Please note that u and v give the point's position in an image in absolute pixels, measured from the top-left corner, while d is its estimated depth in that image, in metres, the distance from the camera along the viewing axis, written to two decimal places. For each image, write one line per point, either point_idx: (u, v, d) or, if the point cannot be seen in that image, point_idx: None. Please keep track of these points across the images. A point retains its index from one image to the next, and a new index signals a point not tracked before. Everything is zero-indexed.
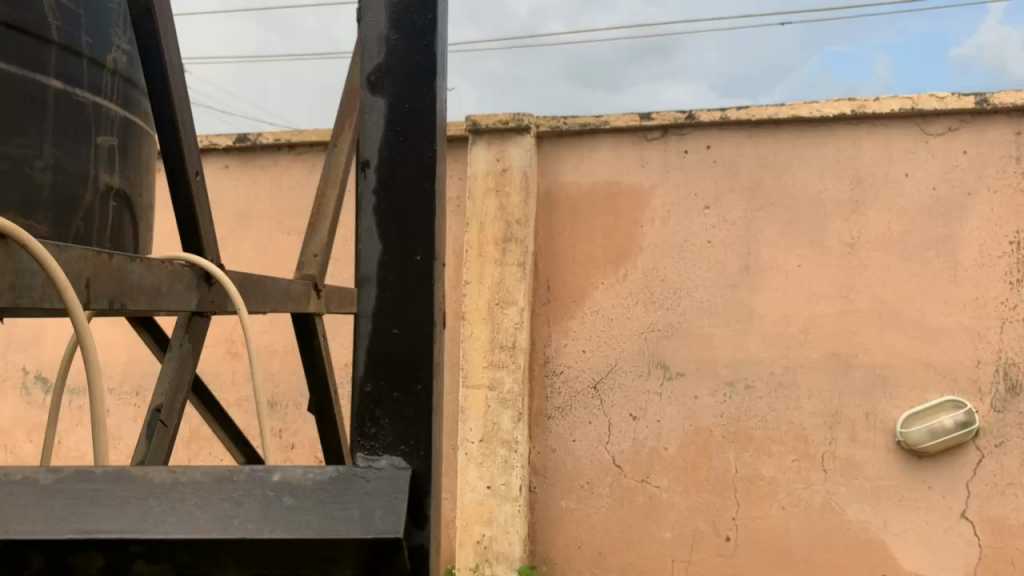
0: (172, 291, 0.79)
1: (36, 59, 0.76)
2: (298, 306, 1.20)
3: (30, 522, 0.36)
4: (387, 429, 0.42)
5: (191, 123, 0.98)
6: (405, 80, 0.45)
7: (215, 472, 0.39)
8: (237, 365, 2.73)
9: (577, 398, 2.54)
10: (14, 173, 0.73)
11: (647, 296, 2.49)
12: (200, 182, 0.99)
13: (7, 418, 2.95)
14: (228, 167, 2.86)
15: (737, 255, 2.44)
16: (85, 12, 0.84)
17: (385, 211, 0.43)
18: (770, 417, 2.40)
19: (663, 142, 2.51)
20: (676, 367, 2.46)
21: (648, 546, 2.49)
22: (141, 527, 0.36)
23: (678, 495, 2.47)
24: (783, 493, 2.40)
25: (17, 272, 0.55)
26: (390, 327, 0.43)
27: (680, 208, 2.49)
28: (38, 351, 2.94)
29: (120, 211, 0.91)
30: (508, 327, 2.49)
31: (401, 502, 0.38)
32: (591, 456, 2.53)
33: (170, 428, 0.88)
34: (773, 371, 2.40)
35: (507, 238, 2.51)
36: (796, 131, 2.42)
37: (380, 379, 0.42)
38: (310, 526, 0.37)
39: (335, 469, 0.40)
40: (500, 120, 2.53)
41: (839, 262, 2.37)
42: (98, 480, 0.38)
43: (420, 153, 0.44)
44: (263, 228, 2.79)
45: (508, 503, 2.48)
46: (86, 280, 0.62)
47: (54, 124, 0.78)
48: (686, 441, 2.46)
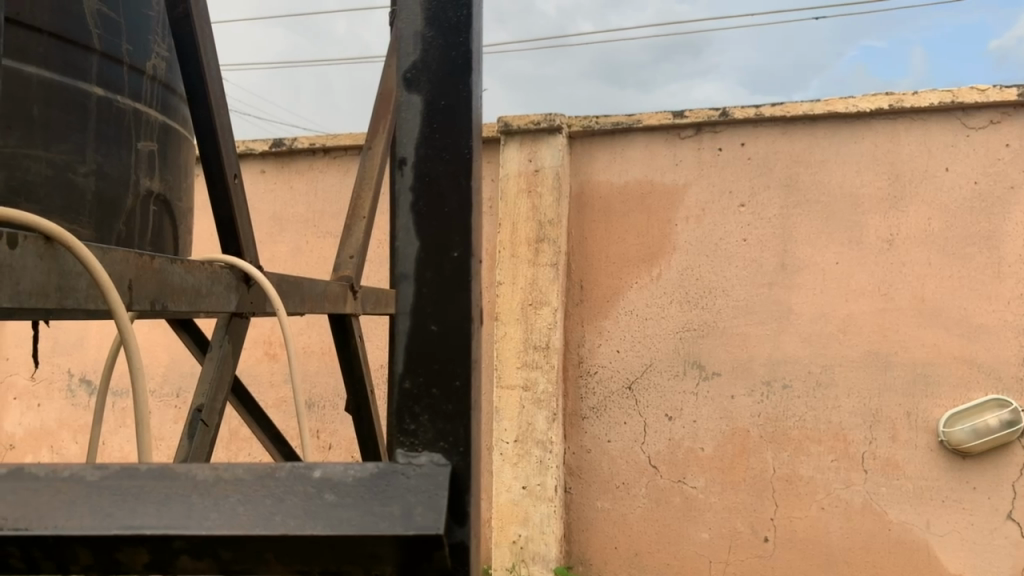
0: (212, 292, 0.80)
1: (78, 67, 0.78)
2: (334, 306, 1.21)
3: (77, 518, 0.37)
4: (426, 426, 0.42)
5: (230, 128, 0.99)
6: (442, 77, 0.44)
7: (257, 469, 0.39)
8: (275, 367, 2.76)
9: (612, 399, 2.53)
10: (58, 179, 0.74)
11: (683, 295, 2.47)
12: (238, 185, 1.00)
13: (53, 419, 3.02)
14: (264, 172, 2.90)
15: (774, 254, 2.41)
16: (125, 20, 0.86)
17: (423, 209, 0.43)
18: (809, 417, 2.37)
19: (696, 140, 2.49)
20: (711, 367, 2.44)
21: (684, 546, 2.47)
22: (184, 523, 0.36)
23: (715, 496, 2.45)
24: (822, 493, 2.37)
25: (63, 274, 0.56)
26: (428, 324, 0.43)
27: (715, 206, 2.46)
28: (82, 353, 3.01)
29: (160, 216, 0.92)
30: (542, 327, 2.49)
31: (441, 498, 0.38)
32: (626, 456, 2.52)
33: (211, 427, 0.90)
34: (811, 371, 2.37)
35: (540, 238, 2.51)
36: (832, 127, 2.39)
37: (418, 375, 0.42)
38: (350, 522, 0.37)
39: (376, 465, 0.40)
40: (532, 121, 2.53)
41: (878, 259, 2.33)
42: (142, 477, 0.39)
43: (456, 150, 0.43)
44: (298, 232, 2.83)
45: (543, 503, 2.47)
46: (128, 282, 0.63)
47: (96, 131, 0.79)
48: (723, 441, 2.43)
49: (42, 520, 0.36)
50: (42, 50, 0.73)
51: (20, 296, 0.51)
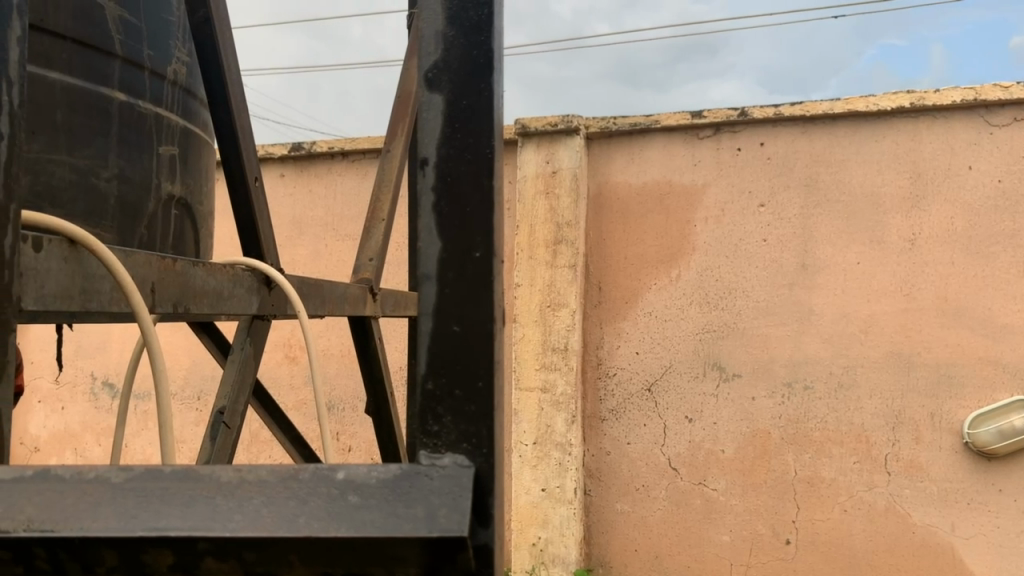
0: (234, 294, 0.80)
1: (101, 72, 0.78)
2: (354, 309, 1.21)
3: (104, 520, 0.37)
4: (449, 427, 0.41)
5: (251, 130, 0.99)
6: (464, 76, 0.43)
7: (280, 471, 0.39)
8: (295, 370, 2.77)
9: (631, 400, 2.51)
10: (81, 184, 0.75)
11: (702, 296, 2.45)
12: (259, 187, 1.00)
13: (77, 422, 3.05)
14: (284, 176, 2.91)
15: (794, 254, 2.39)
16: (147, 25, 0.87)
17: (445, 209, 0.42)
18: (831, 418, 2.35)
19: (715, 140, 2.47)
20: (732, 368, 2.42)
21: (705, 549, 2.45)
22: (209, 524, 0.36)
23: (736, 498, 2.43)
24: (845, 495, 2.34)
25: (87, 276, 0.56)
26: (451, 325, 0.42)
27: (734, 206, 2.45)
28: (105, 357, 3.04)
29: (182, 220, 0.93)
30: (560, 329, 2.49)
31: (466, 500, 0.38)
32: (646, 458, 2.50)
33: (234, 429, 0.90)
34: (832, 371, 2.35)
35: (558, 240, 2.50)
36: (852, 125, 2.37)
37: (441, 376, 0.42)
38: (374, 524, 0.37)
39: (399, 467, 0.39)
40: (549, 122, 2.52)
41: (900, 259, 2.31)
42: (166, 479, 0.39)
43: (478, 149, 0.42)
44: (318, 235, 2.84)
45: (563, 505, 2.47)
46: (151, 285, 0.64)
47: (118, 135, 0.80)
48: (744, 443, 2.42)
49: (67, 522, 0.36)
50: (65, 56, 0.74)
51: (45, 299, 0.51)
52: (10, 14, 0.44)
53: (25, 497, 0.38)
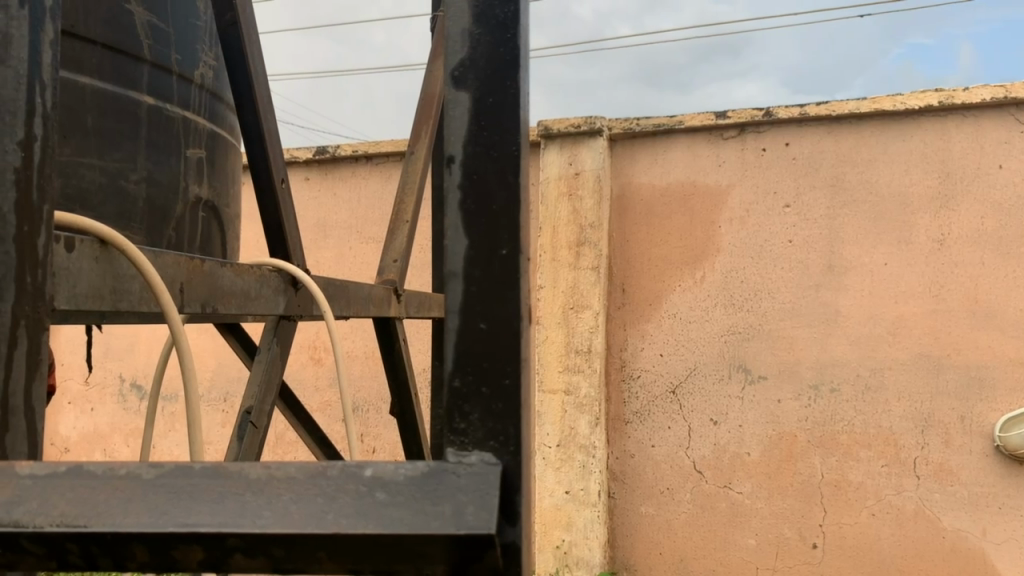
0: (260, 295, 0.81)
1: (130, 77, 0.79)
2: (379, 310, 1.22)
3: (134, 516, 0.37)
4: (476, 425, 0.41)
5: (278, 133, 1.00)
6: (489, 73, 0.43)
7: (309, 468, 0.39)
8: (320, 371, 2.79)
9: (655, 403, 2.50)
10: (111, 187, 0.76)
11: (727, 298, 2.44)
12: (286, 190, 1.01)
13: (106, 423, 3.09)
14: (308, 179, 2.93)
15: (820, 255, 2.37)
16: (175, 30, 0.88)
17: (471, 207, 0.42)
18: (858, 421, 2.32)
19: (739, 141, 2.46)
20: (757, 371, 2.40)
21: (730, 552, 2.43)
22: (237, 521, 0.36)
23: (761, 502, 2.41)
24: (872, 499, 2.31)
25: (117, 277, 0.57)
26: (477, 323, 0.42)
27: (759, 207, 2.43)
28: (133, 359, 3.08)
29: (209, 222, 0.94)
30: (583, 331, 2.48)
31: (493, 498, 0.38)
32: (671, 462, 2.49)
33: (260, 429, 0.91)
34: (859, 373, 2.32)
35: (581, 242, 2.50)
36: (879, 125, 2.34)
37: (468, 373, 0.42)
38: (402, 522, 0.37)
39: (426, 464, 0.39)
40: (572, 124, 2.52)
41: (928, 259, 2.27)
42: (196, 476, 0.39)
43: (504, 146, 0.42)
44: (342, 238, 2.86)
45: (587, 508, 2.46)
46: (180, 285, 0.64)
47: (147, 139, 0.81)
48: (770, 445, 2.39)
49: (99, 518, 0.37)
50: (94, 61, 0.75)
51: (77, 299, 0.52)
52: (44, 16, 0.45)
53: (58, 493, 0.38)
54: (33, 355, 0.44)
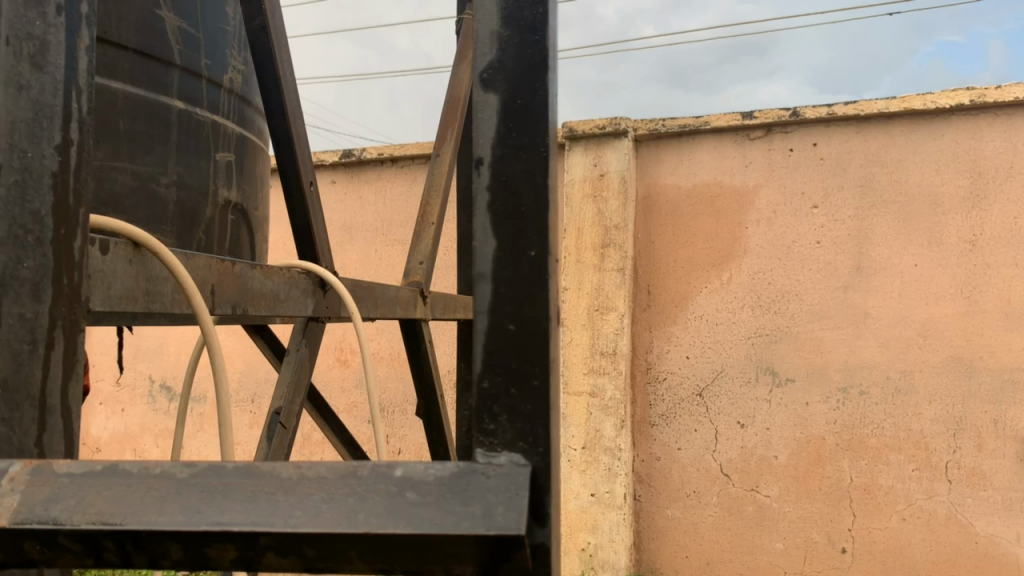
0: (290, 297, 0.82)
1: (161, 82, 0.81)
2: (405, 312, 1.23)
3: (169, 514, 0.37)
4: (505, 426, 0.41)
5: (306, 136, 1.01)
6: (519, 75, 0.43)
7: (339, 467, 0.39)
8: (346, 373, 2.81)
9: (681, 406, 2.49)
10: (142, 190, 0.77)
11: (754, 300, 2.42)
12: (314, 192, 1.02)
13: (136, 424, 3.14)
14: (335, 182, 2.95)
15: (849, 256, 2.34)
16: (204, 35, 0.89)
17: (500, 208, 0.42)
18: (888, 425, 2.29)
19: (766, 141, 2.44)
20: (785, 373, 2.38)
21: (758, 556, 2.41)
22: (270, 520, 0.37)
23: (789, 505, 2.39)
24: (903, 504, 2.28)
25: (150, 278, 0.57)
26: (506, 324, 0.42)
27: (786, 208, 2.41)
28: (162, 361, 3.12)
29: (238, 225, 0.95)
30: (609, 334, 2.48)
31: (522, 498, 0.38)
32: (697, 464, 2.47)
33: (289, 429, 0.91)
34: (889, 376, 2.29)
35: (606, 244, 2.49)
36: (909, 124, 2.31)
37: (497, 374, 0.42)
38: (432, 522, 0.37)
39: (456, 464, 0.39)
40: (597, 126, 2.52)
41: (960, 260, 2.24)
42: (229, 475, 0.39)
43: (533, 147, 0.42)
44: (368, 240, 2.87)
45: (612, 511, 2.45)
46: (211, 287, 0.65)
47: (177, 143, 0.82)
48: (798, 449, 2.37)
49: (134, 516, 0.37)
50: (127, 66, 0.77)
51: (111, 300, 0.53)
52: (80, 22, 0.46)
53: (94, 492, 0.38)
54: (71, 355, 0.45)
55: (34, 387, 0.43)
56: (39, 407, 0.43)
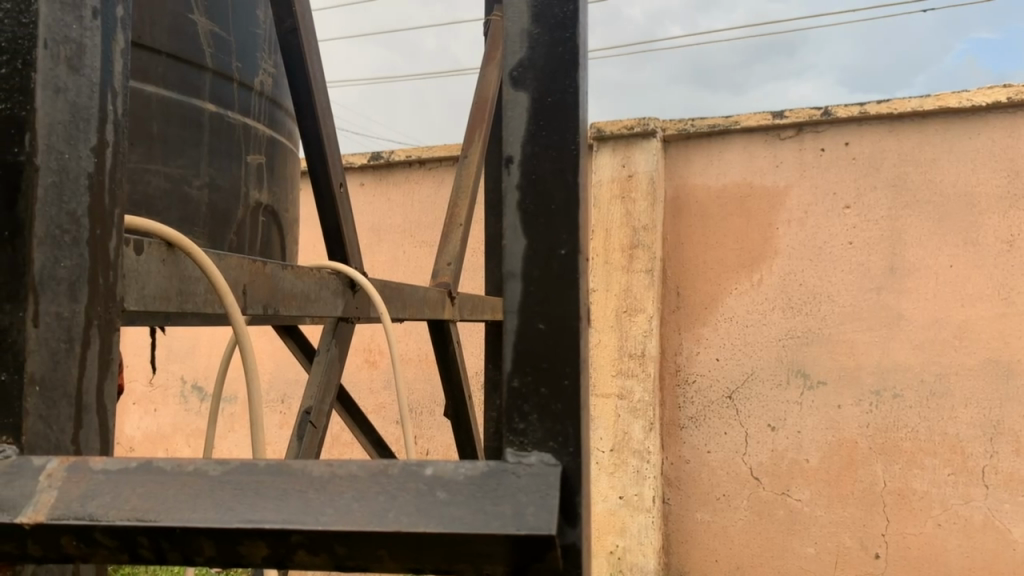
0: (320, 297, 0.82)
1: (193, 85, 0.82)
2: (434, 313, 1.23)
3: (202, 511, 0.37)
4: (535, 425, 0.41)
5: (336, 137, 1.02)
6: (549, 73, 0.42)
7: (370, 466, 0.39)
8: (375, 374, 2.83)
9: (711, 408, 2.47)
10: (175, 193, 0.78)
11: (785, 301, 2.39)
12: (344, 194, 1.02)
13: (168, 424, 3.18)
14: (364, 185, 2.97)
15: (882, 256, 2.30)
16: (235, 38, 0.90)
17: (530, 207, 0.41)
18: (922, 428, 2.25)
19: (797, 141, 2.41)
20: (817, 376, 2.35)
21: (789, 561, 2.39)
22: (302, 518, 0.37)
23: (821, 509, 2.36)
24: (938, 509, 2.24)
25: (183, 278, 0.58)
26: (536, 323, 0.41)
27: (818, 208, 2.38)
28: (194, 361, 3.16)
29: (269, 227, 0.96)
30: (637, 335, 2.46)
31: (553, 498, 0.37)
32: (727, 467, 2.45)
33: (319, 429, 0.92)
34: (923, 379, 2.25)
35: (634, 245, 2.48)
36: (944, 122, 2.27)
37: (527, 373, 0.41)
38: (463, 521, 0.36)
39: (486, 464, 0.39)
40: (625, 126, 2.50)
41: (996, 261, 2.20)
42: (262, 473, 0.39)
43: (563, 146, 0.41)
44: (396, 243, 2.89)
45: (641, 513, 2.44)
46: (243, 287, 0.66)
47: (209, 145, 0.83)
48: (830, 452, 2.34)
49: (169, 513, 0.37)
50: (161, 70, 0.78)
51: (146, 299, 0.53)
52: (115, 26, 0.47)
53: (129, 489, 0.39)
54: (106, 354, 0.46)
55: (71, 385, 0.43)
56: (76, 404, 0.43)
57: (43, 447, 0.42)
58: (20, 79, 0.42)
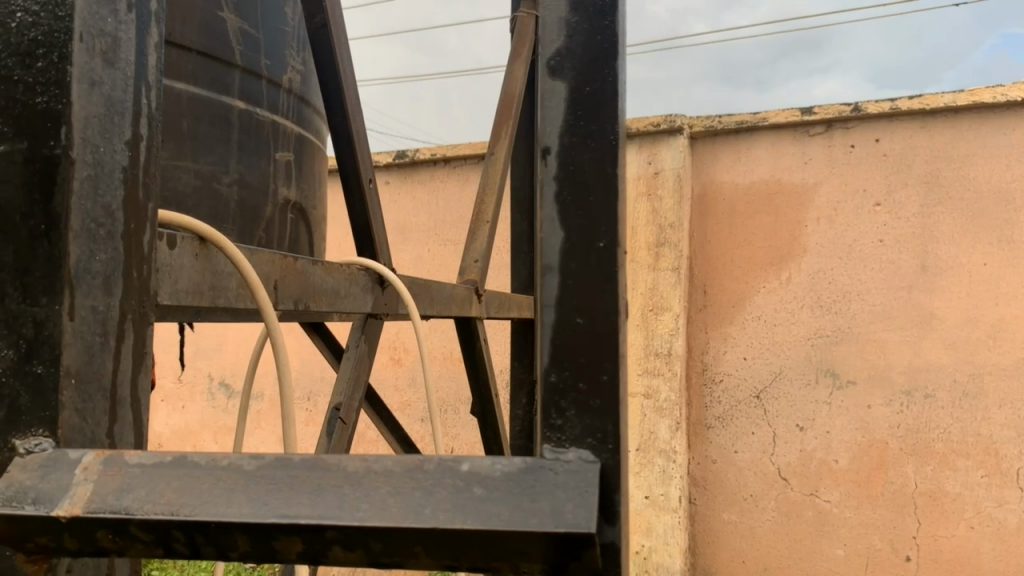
0: (350, 293, 0.82)
1: (223, 82, 0.82)
2: (461, 310, 1.22)
3: (238, 506, 0.37)
4: (573, 422, 0.40)
5: (365, 133, 1.01)
6: (588, 62, 0.41)
7: (406, 462, 0.38)
8: (400, 372, 2.83)
9: (738, 408, 2.44)
10: (205, 189, 0.78)
11: (814, 300, 2.36)
12: (373, 190, 1.02)
13: (196, 421, 3.21)
14: (389, 183, 2.98)
15: (914, 255, 2.27)
16: (264, 36, 0.89)
17: (567, 198, 0.41)
18: (955, 429, 2.21)
19: (827, 137, 2.38)
20: (846, 375, 2.32)
21: (818, 563, 2.36)
22: (337, 513, 0.36)
23: (850, 511, 2.33)
24: (971, 512, 2.21)
25: (216, 273, 0.58)
26: (574, 317, 0.41)
27: (848, 206, 2.34)
28: (221, 358, 3.19)
29: (297, 224, 0.96)
30: (663, 334, 2.44)
31: (592, 495, 0.36)
32: (754, 467, 2.43)
33: (349, 425, 0.92)
34: (956, 380, 2.21)
35: (660, 243, 2.46)
36: (977, 118, 2.23)
37: (565, 368, 0.41)
38: (500, 518, 0.36)
39: (523, 460, 0.38)
40: (651, 123, 2.48)
41: None
42: (297, 467, 0.39)
43: (602, 136, 0.41)
44: (421, 241, 2.89)
45: (666, 514, 2.43)
46: (274, 283, 0.66)
47: (238, 142, 0.83)
48: (859, 453, 2.31)
49: (204, 508, 0.37)
50: (191, 67, 0.78)
51: (179, 294, 0.53)
52: (149, 20, 0.47)
53: (164, 483, 0.38)
54: (139, 349, 0.46)
55: (106, 378, 0.43)
56: (110, 399, 0.43)
57: (79, 441, 0.42)
58: (56, 72, 0.41)
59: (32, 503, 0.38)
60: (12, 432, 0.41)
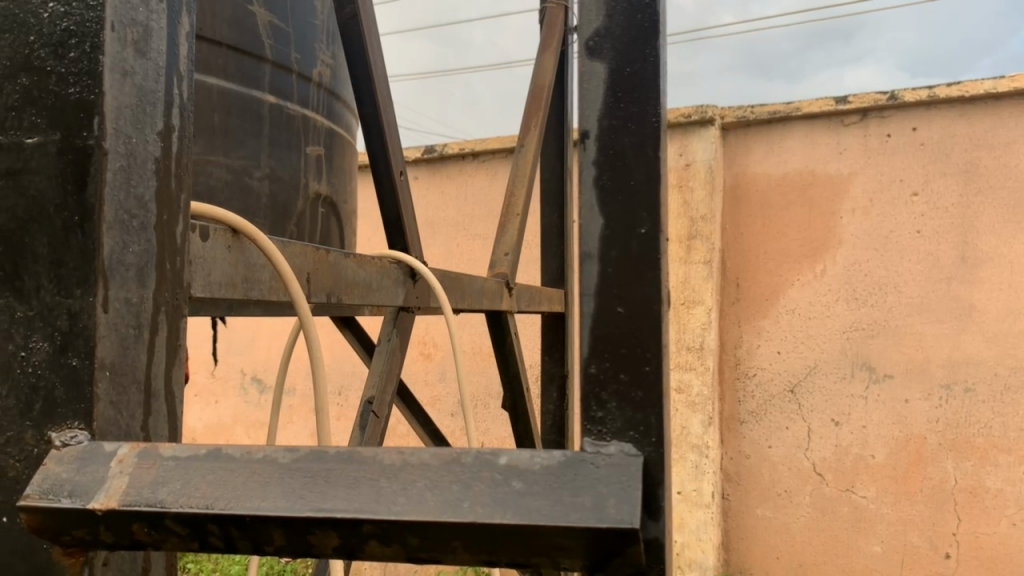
0: (382, 286, 0.82)
1: (253, 77, 0.81)
2: (492, 304, 1.21)
3: (273, 499, 0.36)
4: (614, 414, 0.39)
5: (396, 126, 1.01)
6: (628, 42, 0.40)
7: (443, 454, 0.37)
8: (430, 367, 2.84)
9: (772, 402, 2.41)
10: (237, 184, 0.78)
11: (850, 293, 2.32)
12: (404, 182, 1.02)
13: (229, 415, 3.24)
14: (418, 178, 2.98)
15: (953, 246, 2.22)
16: (295, 29, 0.89)
17: (607, 183, 0.40)
18: (996, 424, 2.16)
19: (862, 126, 2.33)
20: (883, 369, 2.28)
21: (854, 559, 2.33)
22: (374, 507, 0.35)
23: (887, 507, 2.29)
24: (1012, 508, 2.16)
25: (249, 265, 0.58)
26: (614, 306, 0.39)
27: (884, 196, 2.30)
28: (253, 354, 3.21)
29: (328, 218, 0.96)
30: (695, 328, 2.41)
31: (636, 490, 0.35)
32: (789, 463, 2.40)
33: (382, 418, 0.91)
34: (997, 373, 2.16)
35: (691, 236, 2.43)
36: (1019, 105, 2.17)
37: (605, 359, 0.39)
38: (542, 512, 0.35)
39: (562, 454, 0.37)
40: (682, 114, 2.45)
41: None
42: (332, 460, 0.38)
43: (643, 118, 0.39)
44: (450, 236, 2.89)
45: (699, 509, 2.41)
46: (307, 275, 0.65)
47: (269, 137, 0.83)
48: (897, 449, 2.27)
49: (239, 500, 0.37)
50: (223, 61, 0.78)
51: (212, 286, 0.53)
52: (180, 9, 0.46)
53: (198, 476, 0.38)
54: (173, 340, 0.45)
55: (140, 371, 0.43)
56: (144, 391, 0.43)
57: (114, 433, 0.41)
58: (88, 62, 0.41)
59: (69, 496, 0.38)
60: (48, 423, 0.41)
